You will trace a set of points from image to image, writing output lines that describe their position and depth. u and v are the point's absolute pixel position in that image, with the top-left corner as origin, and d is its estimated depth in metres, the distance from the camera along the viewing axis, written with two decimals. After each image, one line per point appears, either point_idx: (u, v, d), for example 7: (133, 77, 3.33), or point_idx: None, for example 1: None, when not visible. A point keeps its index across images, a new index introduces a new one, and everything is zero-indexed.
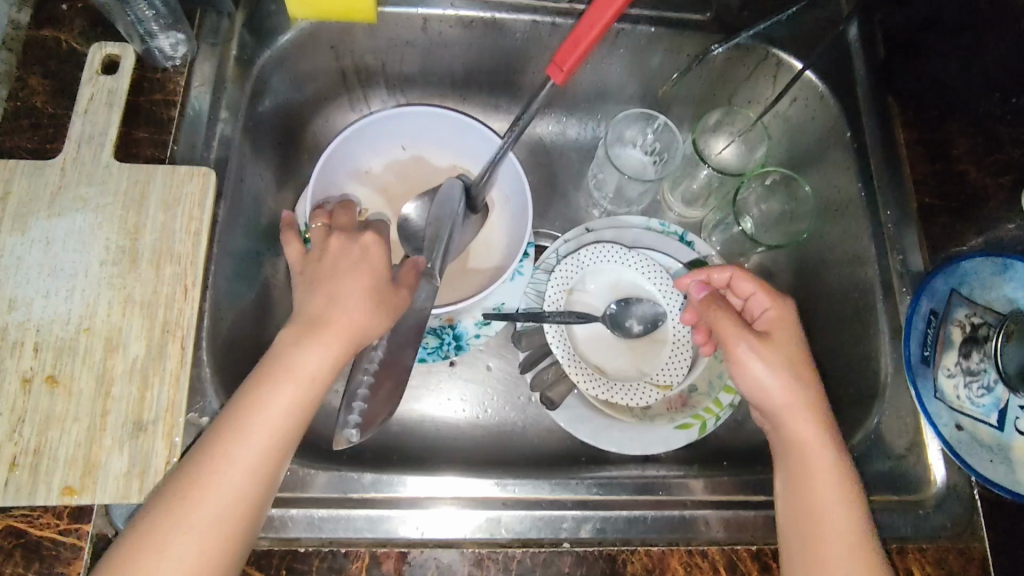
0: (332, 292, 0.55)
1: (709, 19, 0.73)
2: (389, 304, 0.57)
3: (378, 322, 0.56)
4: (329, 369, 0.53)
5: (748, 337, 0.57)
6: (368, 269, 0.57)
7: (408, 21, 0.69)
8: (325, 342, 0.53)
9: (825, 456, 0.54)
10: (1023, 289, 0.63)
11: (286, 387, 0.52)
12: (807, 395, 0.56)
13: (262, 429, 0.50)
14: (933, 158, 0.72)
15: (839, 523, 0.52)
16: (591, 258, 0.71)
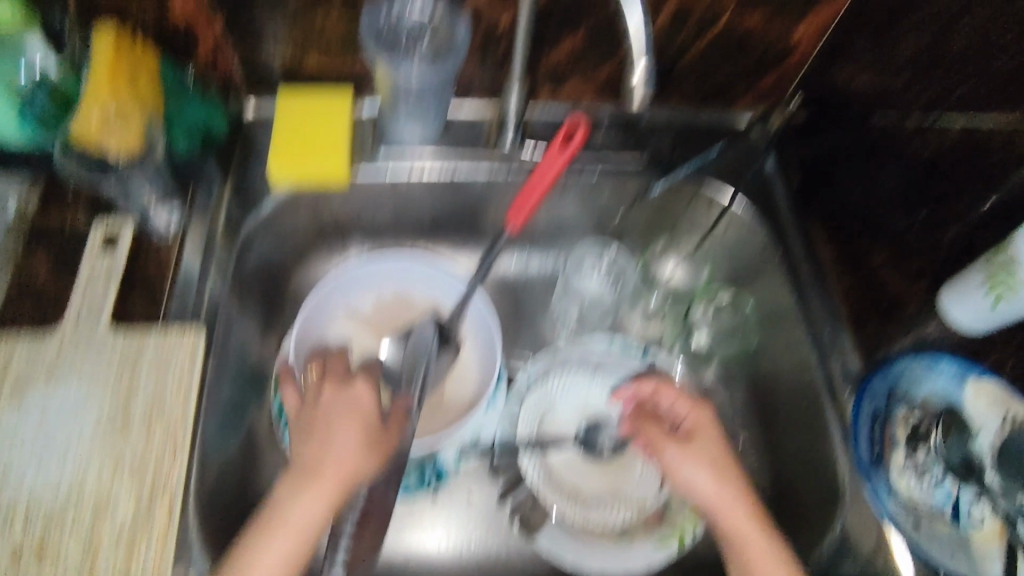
0: (325, 442, 0.62)
1: (646, 162, 0.84)
2: (382, 445, 0.63)
3: (368, 465, 0.62)
4: (321, 513, 0.59)
5: (672, 445, 0.67)
6: (358, 415, 0.64)
7: (379, 184, 0.78)
8: (316, 491, 0.59)
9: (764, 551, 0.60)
10: (952, 383, 0.68)
11: (282, 537, 0.57)
12: (736, 493, 0.63)
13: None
14: (853, 270, 0.80)
15: None
16: (559, 386, 0.77)
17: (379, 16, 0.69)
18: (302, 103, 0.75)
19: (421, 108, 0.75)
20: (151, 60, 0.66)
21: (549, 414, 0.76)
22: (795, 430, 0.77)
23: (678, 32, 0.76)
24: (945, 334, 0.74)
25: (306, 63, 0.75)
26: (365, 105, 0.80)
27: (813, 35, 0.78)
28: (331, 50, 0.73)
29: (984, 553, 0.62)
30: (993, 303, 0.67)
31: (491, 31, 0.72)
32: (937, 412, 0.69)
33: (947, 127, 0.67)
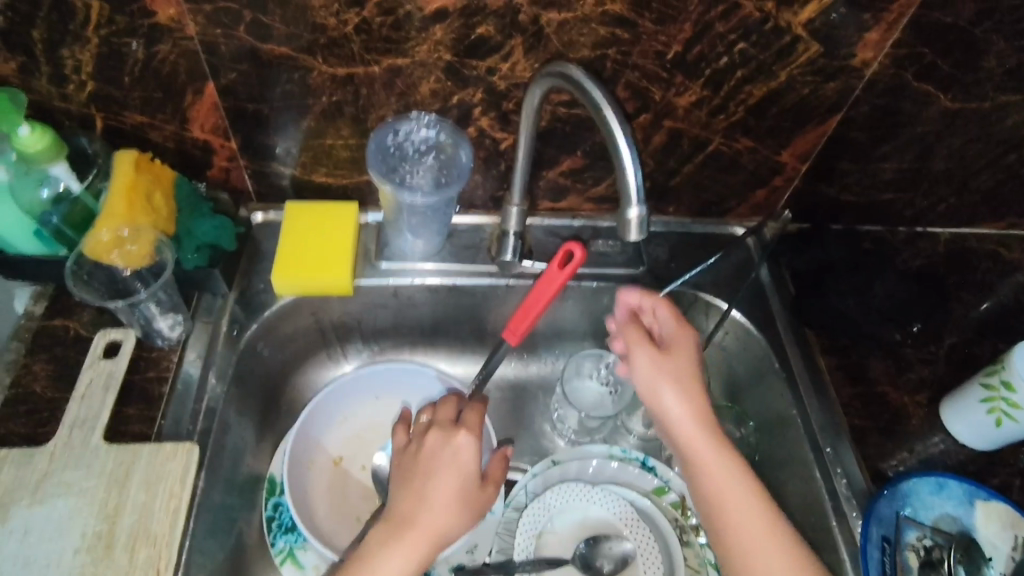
0: (427, 502, 0.62)
1: (643, 271, 0.85)
2: (475, 497, 0.64)
3: (461, 522, 0.63)
4: (413, 569, 0.59)
5: (646, 350, 0.65)
6: (458, 470, 0.64)
7: (380, 290, 0.80)
8: (408, 547, 0.59)
9: (738, 490, 0.60)
10: (961, 505, 0.68)
11: None
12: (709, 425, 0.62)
13: None
14: (854, 381, 0.79)
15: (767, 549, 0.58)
16: (557, 500, 0.74)
17: (386, 137, 0.73)
18: (310, 218, 0.79)
19: (424, 224, 0.78)
20: (168, 177, 0.69)
21: (546, 531, 0.73)
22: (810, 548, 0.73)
23: (673, 151, 0.79)
24: (949, 451, 0.74)
25: (318, 173, 0.79)
26: (369, 216, 0.83)
27: (796, 160, 0.83)
28: (338, 167, 0.78)
29: None
30: (997, 421, 0.70)
31: (494, 149, 0.76)
32: (949, 537, 0.67)
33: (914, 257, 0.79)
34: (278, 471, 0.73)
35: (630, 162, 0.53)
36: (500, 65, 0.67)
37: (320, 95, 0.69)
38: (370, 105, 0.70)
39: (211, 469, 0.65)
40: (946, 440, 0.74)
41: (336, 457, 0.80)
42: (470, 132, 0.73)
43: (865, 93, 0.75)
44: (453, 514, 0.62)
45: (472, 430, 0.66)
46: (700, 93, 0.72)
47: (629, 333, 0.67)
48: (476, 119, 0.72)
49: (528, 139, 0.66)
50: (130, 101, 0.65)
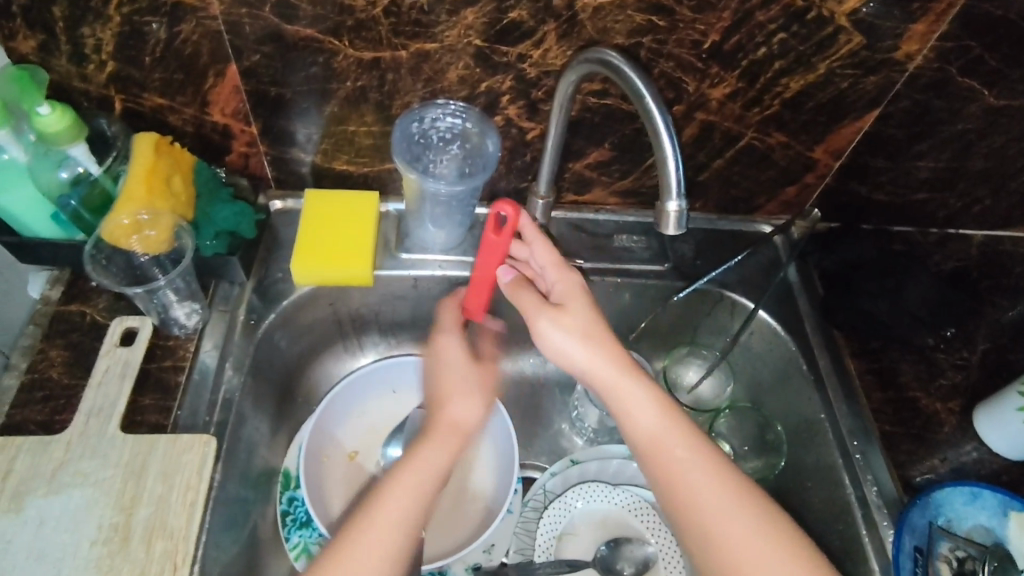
0: (451, 396, 0.68)
1: (668, 268, 0.83)
2: (483, 378, 0.70)
3: (473, 403, 0.68)
4: (450, 453, 0.63)
5: (544, 310, 0.63)
6: (460, 366, 0.70)
7: (400, 281, 0.78)
8: (440, 439, 0.64)
9: (701, 459, 0.59)
10: (995, 517, 0.66)
11: (407, 475, 0.60)
12: (651, 395, 0.62)
13: (403, 500, 0.58)
14: (884, 386, 0.77)
15: (729, 512, 0.57)
16: (577, 500, 0.73)
17: (412, 124, 0.71)
18: (330, 206, 0.77)
19: (447, 215, 0.76)
20: (188, 161, 0.67)
21: (566, 532, 0.72)
22: (839, 557, 0.71)
23: (703, 145, 0.77)
24: (982, 460, 0.71)
25: (338, 161, 0.77)
26: (389, 205, 0.82)
27: (830, 157, 0.80)
28: (360, 155, 0.76)
29: None
30: None
31: (520, 140, 0.74)
32: (982, 549, 0.65)
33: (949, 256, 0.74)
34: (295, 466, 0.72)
35: (671, 153, 0.50)
36: (531, 52, 0.65)
37: (344, 80, 0.67)
38: (396, 92, 0.68)
39: (227, 461, 0.64)
40: (978, 448, 0.72)
41: (351, 452, 0.78)
42: (497, 121, 0.71)
43: (905, 88, 0.71)
44: (469, 400, 0.68)
45: (449, 329, 0.71)
46: (736, 85, 0.70)
47: (521, 295, 0.65)
48: (504, 108, 0.70)
49: (558, 128, 0.64)
50: (150, 83, 0.63)
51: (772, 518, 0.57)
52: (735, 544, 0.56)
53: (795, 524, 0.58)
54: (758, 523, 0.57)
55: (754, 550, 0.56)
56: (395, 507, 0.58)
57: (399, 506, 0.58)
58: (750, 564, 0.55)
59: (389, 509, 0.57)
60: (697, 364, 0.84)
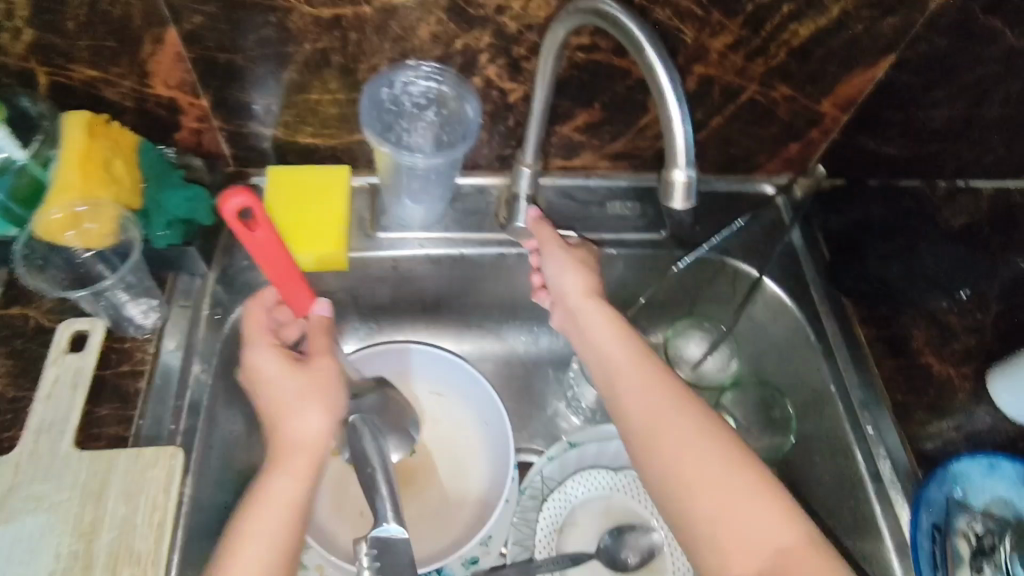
0: (286, 411, 0.57)
1: (666, 236, 0.78)
2: (318, 381, 0.58)
3: (314, 413, 0.57)
4: (308, 479, 0.55)
5: (557, 246, 0.65)
6: (284, 380, 0.58)
7: (380, 262, 0.73)
8: (290, 465, 0.55)
9: (659, 388, 0.55)
10: (1014, 488, 0.62)
11: (264, 511, 0.53)
12: (628, 345, 0.59)
13: (265, 530, 0.52)
14: (895, 353, 0.73)
15: (683, 441, 0.52)
16: (577, 489, 0.69)
17: (381, 89, 0.64)
18: (298, 185, 0.71)
19: (426, 189, 0.70)
20: (131, 142, 0.60)
21: (566, 525, 0.68)
22: (852, 532, 0.68)
23: (703, 101, 0.71)
24: None
25: (302, 134, 0.70)
26: (362, 179, 0.75)
27: (838, 110, 0.74)
28: (326, 126, 0.69)
29: None
30: None
31: (502, 103, 0.67)
32: (1001, 522, 0.62)
33: (979, 192, 0.66)
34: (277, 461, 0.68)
35: (679, 116, 0.44)
36: (511, 3, 0.57)
37: (301, 42, 0.59)
38: (362, 53, 0.61)
39: (200, 471, 0.59)
40: None
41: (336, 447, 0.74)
42: (476, 82, 0.64)
43: (923, 30, 0.65)
44: (309, 415, 0.57)
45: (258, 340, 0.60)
46: (739, 34, 0.63)
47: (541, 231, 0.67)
48: (483, 68, 0.63)
49: (546, 90, 0.58)
50: (77, 52, 0.56)
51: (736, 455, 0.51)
52: (690, 477, 0.51)
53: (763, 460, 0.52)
54: (741, 482, 0.50)
55: (709, 484, 0.50)
56: (250, 548, 0.51)
57: (256, 546, 0.51)
58: (700, 499, 0.50)
59: (253, 545, 0.51)
60: (695, 338, 0.79)
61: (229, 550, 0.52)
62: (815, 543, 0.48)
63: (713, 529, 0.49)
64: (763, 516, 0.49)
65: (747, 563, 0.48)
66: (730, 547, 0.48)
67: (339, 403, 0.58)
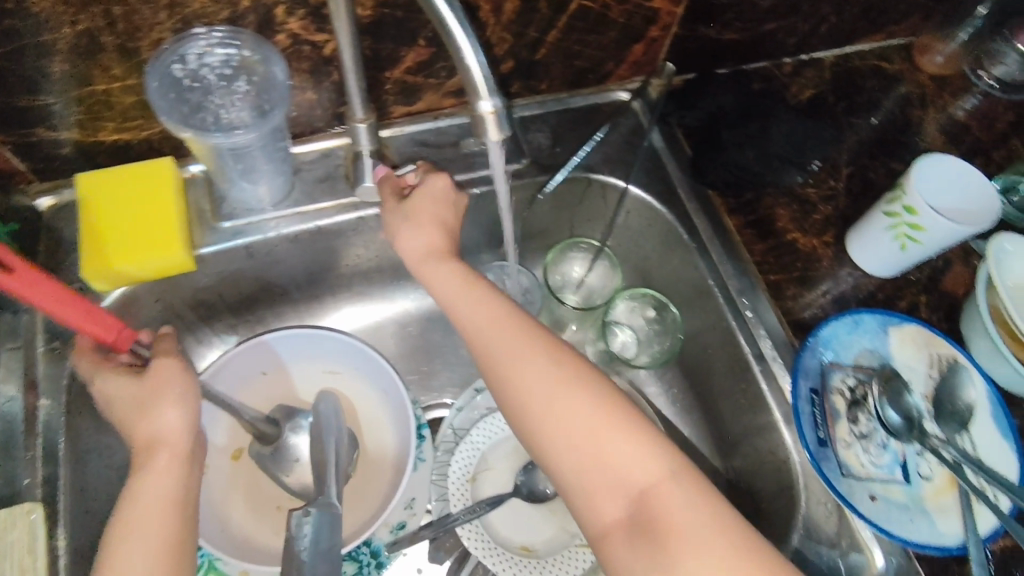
0: (142, 416, 0.56)
1: (527, 164, 0.76)
2: (158, 380, 0.57)
3: (172, 410, 0.56)
4: (181, 476, 0.55)
5: (395, 211, 0.64)
6: (129, 386, 0.57)
7: (230, 253, 0.68)
8: (157, 466, 0.55)
9: (519, 350, 0.56)
10: (876, 339, 0.67)
11: (138, 520, 0.52)
12: (495, 307, 0.58)
13: (143, 537, 0.52)
14: (763, 236, 0.74)
15: (546, 403, 0.53)
16: (485, 435, 0.69)
17: (172, 69, 0.57)
18: (113, 187, 0.64)
19: (256, 167, 0.65)
20: None
21: (479, 472, 0.68)
22: (740, 410, 0.72)
23: (532, 17, 0.67)
24: (861, 286, 0.72)
25: (102, 131, 0.62)
26: (188, 168, 0.68)
27: (671, 3, 0.71)
28: (128, 118, 0.61)
29: (946, 506, 0.60)
30: (902, 246, 0.67)
31: (318, 57, 0.62)
32: (870, 371, 0.66)
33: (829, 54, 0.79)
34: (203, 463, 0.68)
35: (468, 46, 0.43)
36: None
37: (57, 28, 0.51)
38: (135, 28, 0.53)
39: (76, 512, 0.58)
40: (853, 274, 0.72)
41: (237, 449, 0.71)
42: (279, 40, 0.59)
43: None
44: (164, 413, 0.56)
45: (95, 363, 0.58)
46: None
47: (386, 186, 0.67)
48: (284, 23, 0.57)
49: (350, 36, 0.54)
50: None
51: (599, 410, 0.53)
52: (555, 436, 0.53)
53: (628, 405, 0.54)
54: (603, 433, 0.52)
55: (574, 440, 0.52)
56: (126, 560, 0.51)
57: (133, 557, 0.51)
58: (569, 457, 0.52)
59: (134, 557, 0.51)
60: (573, 261, 0.79)
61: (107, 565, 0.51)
62: (675, 477, 0.51)
63: (583, 484, 0.52)
64: (626, 464, 0.51)
65: (614, 509, 0.51)
66: (598, 496, 0.51)
67: (187, 391, 0.57)
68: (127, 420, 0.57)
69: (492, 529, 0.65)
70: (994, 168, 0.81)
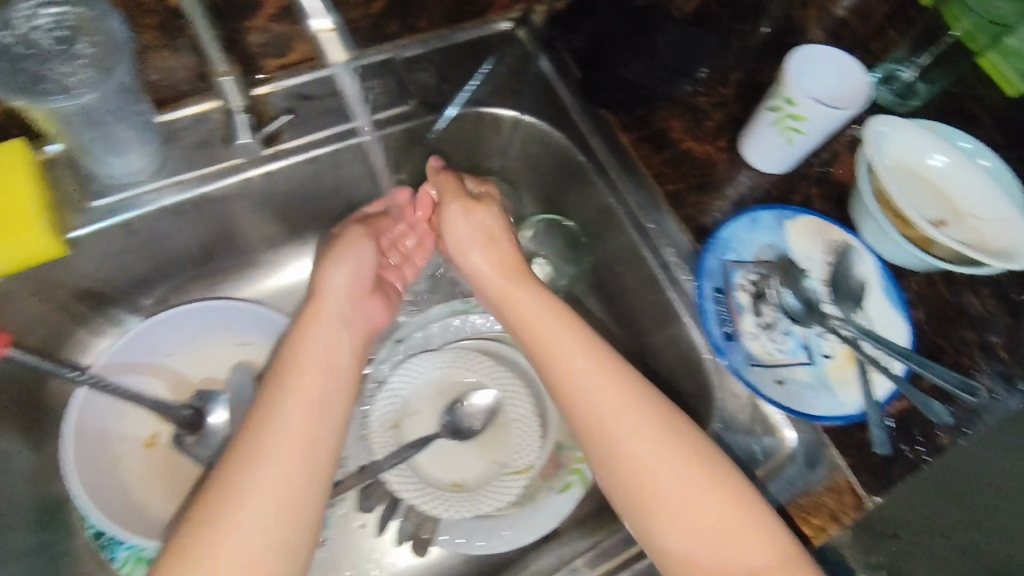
0: (330, 270, 0.65)
1: (415, 105, 0.74)
2: (349, 243, 0.67)
3: (365, 249, 0.67)
4: (350, 324, 0.63)
5: (458, 201, 0.66)
6: (359, 250, 0.67)
7: (109, 233, 0.64)
8: (327, 318, 0.61)
9: (628, 411, 0.55)
10: (773, 233, 0.68)
11: (311, 363, 0.57)
12: (599, 363, 0.57)
13: (314, 366, 0.57)
14: (659, 148, 0.74)
15: (656, 464, 0.53)
16: (403, 382, 0.69)
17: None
18: None
19: (113, 134, 0.60)
20: None
21: (401, 418, 0.68)
22: (652, 323, 0.74)
23: None
24: (757, 185, 0.73)
25: None
26: (45, 150, 0.63)
27: None
28: None
29: (847, 379, 0.63)
30: (789, 140, 0.68)
31: (167, 10, 0.58)
32: (770, 265, 0.68)
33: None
34: (115, 455, 0.65)
35: None
36: None
37: None
38: None
39: None
40: (749, 175, 0.73)
41: (151, 436, 0.68)
42: None
43: None
44: (329, 272, 0.64)
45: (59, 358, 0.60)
46: None
47: (444, 183, 0.67)
48: None
49: None
50: None
51: (712, 475, 0.53)
52: (663, 498, 0.52)
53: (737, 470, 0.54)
54: (714, 505, 0.52)
55: (681, 502, 0.52)
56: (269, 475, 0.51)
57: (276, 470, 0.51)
58: (674, 522, 0.52)
59: (284, 469, 0.51)
60: None
61: (274, 399, 0.54)
62: (778, 549, 0.51)
63: (684, 545, 0.52)
64: (733, 532, 0.52)
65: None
66: (703, 563, 0.51)
67: (363, 252, 0.67)
68: (347, 259, 0.66)
69: (421, 470, 0.65)
70: (872, 59, 0.83)
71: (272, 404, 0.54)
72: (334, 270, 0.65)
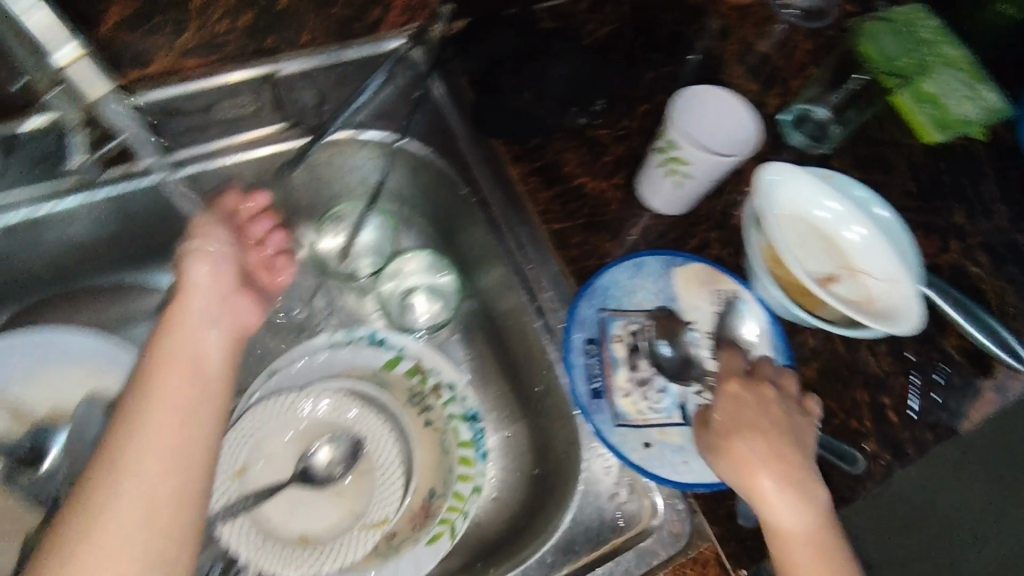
0: (189, 280, 0.59)
1: (290, 127, 0.70)
2: (207, 256, 0.61)
3: (224, 257, 0.62)
4: (220, 325, 0.58)
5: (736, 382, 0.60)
6: (218, 268, 0.61)
7: None
8: (191, 326, 0.56)
9: (772, 448, 0.54)
10: (659, 280, 0.65)
11: (177, 375, 0.51)
12: (761, 397, 0.56)
13: (179, 378, 0.51)
14: (549, 184, 0.70)
15: (787, 501, 0.52)
16: (259, 423, 0.65)
17: None
18: None
19: None
20: None
21: (251, 464, 0.64)
22: (530, 370, 0.70)
23: None
24: (651, 226, 0.69)
25: None
26: None
27: None
28: None
29: None
30: (677, 183, 0.64)
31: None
32: (651, 314, 0.65)
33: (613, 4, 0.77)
34: None
35: None
36: None
37: None
38: None
39: None
40: (643, 215, 0.70)
41: None
42: None
43: None
44: (192, 273, 0.59)
45: None
46: None
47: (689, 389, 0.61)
48: None
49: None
50: None
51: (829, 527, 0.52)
52: (785, 531, 0.51)
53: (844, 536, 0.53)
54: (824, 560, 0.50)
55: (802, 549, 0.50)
56: (138, 486, 0.45)
57: (146, 481, 0.46)
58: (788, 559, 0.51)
59: (151, 497, 0.45)
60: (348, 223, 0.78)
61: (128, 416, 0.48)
62: None
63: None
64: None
65: None
66: None
67: (221, 259, 0.61)
68: (211, 258, 0.61)
69: (269, 522, 0.63)
70: (787, 97, 0.79)
71: (137, 415, 0.48)
72: (194, 271, 0.60)
